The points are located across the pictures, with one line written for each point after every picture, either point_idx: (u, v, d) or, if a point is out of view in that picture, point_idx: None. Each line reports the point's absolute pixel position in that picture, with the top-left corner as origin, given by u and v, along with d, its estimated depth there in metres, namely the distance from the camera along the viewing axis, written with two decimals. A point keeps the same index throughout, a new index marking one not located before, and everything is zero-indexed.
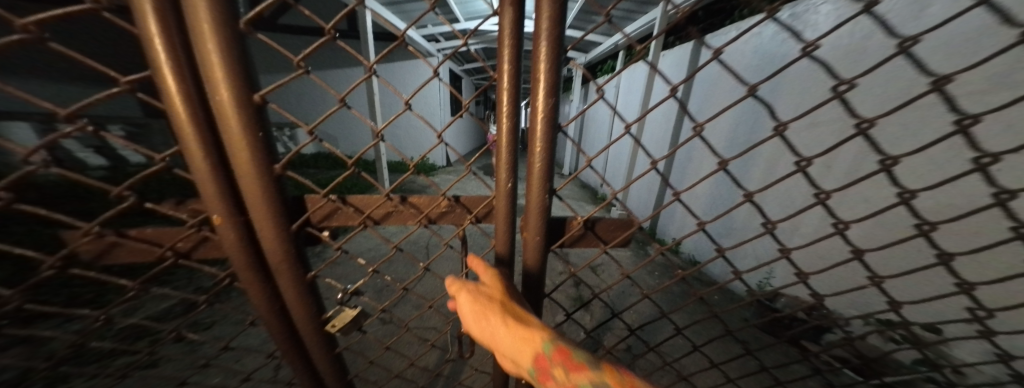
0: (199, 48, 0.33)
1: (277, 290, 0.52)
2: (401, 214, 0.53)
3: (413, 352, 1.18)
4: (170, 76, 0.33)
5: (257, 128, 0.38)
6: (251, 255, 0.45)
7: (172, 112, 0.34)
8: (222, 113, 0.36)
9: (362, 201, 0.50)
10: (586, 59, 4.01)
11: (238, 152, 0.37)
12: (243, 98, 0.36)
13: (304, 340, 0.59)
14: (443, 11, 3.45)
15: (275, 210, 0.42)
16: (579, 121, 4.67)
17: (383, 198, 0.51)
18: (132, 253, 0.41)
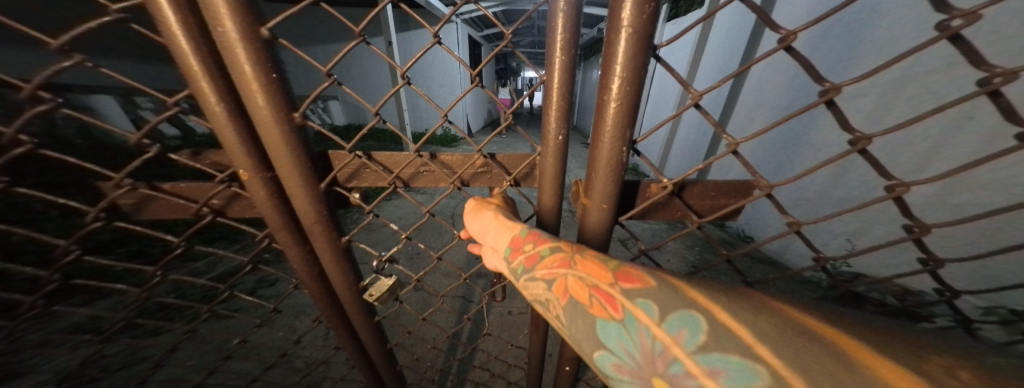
0: None
1: (313, 254, 0.50)
2: (433, 175, 0.48)
3: (450, 322, 1.23)
4: (165, 2, 0.28)
5: (269, 68, 0.33)
6: (284, 215, 0.43)
7: (177, 51, 0.30)
8: (228, 48, 0.31)
9: (391, 159, 0.45)
10: None
11: (253, 98, 0.33)
12: (248, 30, 0.30)
13: (344, 306, 0.60)
14: None
15: (301, 166, 0.39)
16: None
17: (413, 156, 0.46)
18: (170, 208, 0.40)
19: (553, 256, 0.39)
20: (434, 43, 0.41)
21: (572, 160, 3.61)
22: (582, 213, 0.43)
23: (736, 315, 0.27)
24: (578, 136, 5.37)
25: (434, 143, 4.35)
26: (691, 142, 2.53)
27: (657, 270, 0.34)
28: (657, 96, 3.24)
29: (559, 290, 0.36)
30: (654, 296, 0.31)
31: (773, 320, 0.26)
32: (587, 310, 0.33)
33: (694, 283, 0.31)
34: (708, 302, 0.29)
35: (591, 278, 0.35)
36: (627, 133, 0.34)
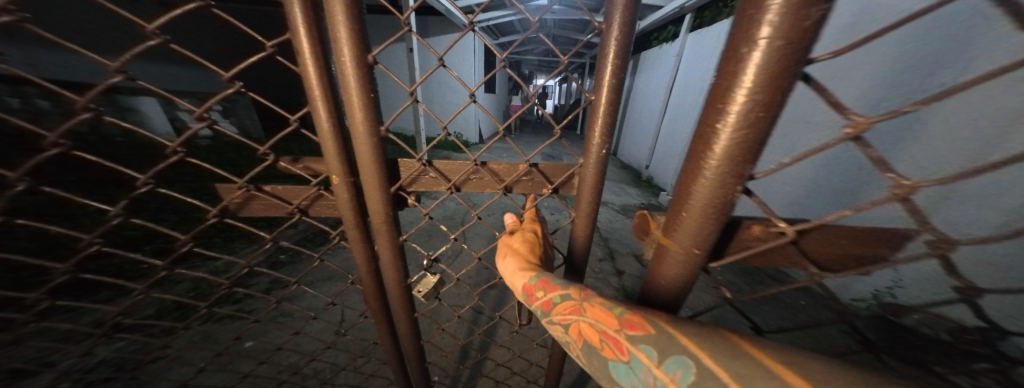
0: (326, 6, 0.33)
1: (374, 252, 0.56)
2: (481, 182, 0.54)
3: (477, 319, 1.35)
4: (304, 38, 0.34)
5: (370, 88, 0.38)
6: (358, 215, 0.48)
7: (302, 73, 0.36)
8: (342, 72, 0.37)
9: (448, 167, 0.51)
10: None
11: (355, 113, 0.39)
12: (361, 55, 0.36)
13: (391, 301, 0.64)
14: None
15: (382, 171, 0.44)
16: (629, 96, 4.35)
17: (468, 164, 0.51)
18: (264, 209, 0.46)
19: (566, 305, 0.45)
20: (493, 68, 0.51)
21: None
22: (658, 252, 0.43)
23: (726, 368, 0.32)
24: None
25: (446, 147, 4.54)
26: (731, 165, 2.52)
27: (661, 318, 0.39)
28: None
29: (574, 333, 0.44)
30: (655, 343, 0.36)
31: (752, 368, 0.31)
32: (599, 352, 0.40)
33: (685, 332, 0.36)
34: (697, 348, 0.34)
35: (600, 324, 0.41)
36: (750, 169, 0.32)
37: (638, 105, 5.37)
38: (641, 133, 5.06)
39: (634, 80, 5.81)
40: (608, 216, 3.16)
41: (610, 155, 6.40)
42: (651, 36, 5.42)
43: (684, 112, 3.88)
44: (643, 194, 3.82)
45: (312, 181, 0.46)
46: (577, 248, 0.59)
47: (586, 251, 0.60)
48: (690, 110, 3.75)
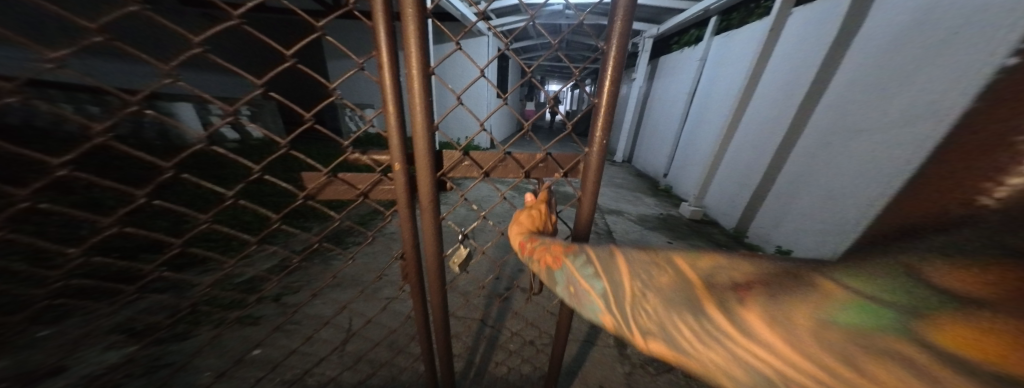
0: (402, 34, 0.48)
1: (417, 228, 0.68)
2: (505, 168, 0.67)
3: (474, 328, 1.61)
4: (386, 61, 0.49)
5: (428, 94, 0.53)
6: (409, 195, 0.61)
7: (381, 83, 0.50)
8: (410, 83, 0.51)
9: (482, 156, 0.65)
10: None
11: (414, 111, 0.53)
12: (423, 66, 0.51)
13: (426, 276, 0.75)
14: None
15: (430, 159, 0.57)
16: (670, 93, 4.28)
17: (497, 153, 0.65)
18: (335, 190, 0.64)
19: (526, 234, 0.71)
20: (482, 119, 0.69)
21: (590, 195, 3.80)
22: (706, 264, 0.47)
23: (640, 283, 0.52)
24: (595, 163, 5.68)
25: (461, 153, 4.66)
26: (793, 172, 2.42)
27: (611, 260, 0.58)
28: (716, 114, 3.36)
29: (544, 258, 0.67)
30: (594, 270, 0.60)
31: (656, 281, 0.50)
32: (551, 266, 0.66)
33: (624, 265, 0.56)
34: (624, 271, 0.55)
35: (554, 253, 0.65)
36: None
37: (658, 112, 5.33)
38: (661, 141, 5.03)
39: (653, 86, 5.76)
40: (624, 226, 3.20)
41: (628, 162, 6.37)
42: (671, 41, 5.35)
43: (708, 121, 3.84)
44: (661, 204, 3.82)
45: (376, 167, 0.65)
46: (581, 236, 0.75)
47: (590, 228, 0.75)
48: (714, 118, 3.71)
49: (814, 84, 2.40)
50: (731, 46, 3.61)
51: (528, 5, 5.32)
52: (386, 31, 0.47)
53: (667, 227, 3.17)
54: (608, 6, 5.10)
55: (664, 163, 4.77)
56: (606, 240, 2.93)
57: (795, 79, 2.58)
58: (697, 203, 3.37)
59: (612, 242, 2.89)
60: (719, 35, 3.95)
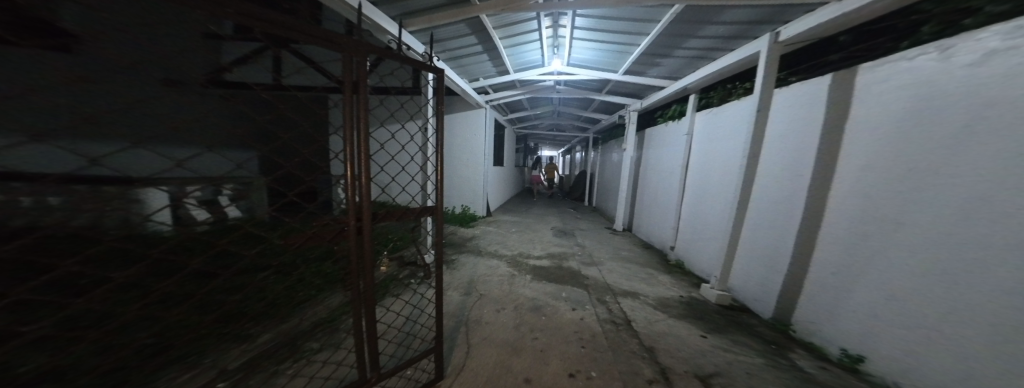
0: (355, 134, 1.48)
1: (354, 232, 1.54)
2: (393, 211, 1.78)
3: None
4: (348, 140, 1.45)
5: (364, 153, 1.48)
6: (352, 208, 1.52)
7: (347, 155, 1.45)
8: (359, 150, 1.47)
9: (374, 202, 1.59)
10: (642, 47, 3.94)
11: (361, 163, 1.47)
12: (362, 149, 1.47)
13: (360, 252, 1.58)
14: (504, 27, 3.72)
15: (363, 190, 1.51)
16: (687, 166, 4.48)
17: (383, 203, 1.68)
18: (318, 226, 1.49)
19: None
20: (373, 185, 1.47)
21: (595, 277, 3.59)
22: None
23: None
24: (593, 235, 5.56)
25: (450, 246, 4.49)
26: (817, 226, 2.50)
27: None
28: (724, 190, 3.60)
29: None
30: None
31: None
32: None
33: None
34: None
35: None
36: None
37: (654, 180, 5.46)
38: (663, 211, 5.00)
39: (643, 154, 6.08)
40: (644, 313, 2.83)
41: (629, 230, 6.27)
42: (655, 115, 5.83)
43: (707, 194, 3.93)
44: (678, 285, 3.58)
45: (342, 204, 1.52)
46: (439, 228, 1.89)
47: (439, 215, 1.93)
48: (714, 195, 3.78)
49: (819, 167, 2.54)
50: (717, 123, 3.90)
51: (525, 81, 5.83)
52: (348, 133, 1.45)
53: (695, 316, 2.83)
54: (596, 84, 5.72)
55: (670, 234, 4.67)
56: (629, 334, 2.50)
57: (799, 160, 2.72)
58: (721, 286, 3.21)
59: (637, 337, 2.45)
60: (701, 111, 4.34)
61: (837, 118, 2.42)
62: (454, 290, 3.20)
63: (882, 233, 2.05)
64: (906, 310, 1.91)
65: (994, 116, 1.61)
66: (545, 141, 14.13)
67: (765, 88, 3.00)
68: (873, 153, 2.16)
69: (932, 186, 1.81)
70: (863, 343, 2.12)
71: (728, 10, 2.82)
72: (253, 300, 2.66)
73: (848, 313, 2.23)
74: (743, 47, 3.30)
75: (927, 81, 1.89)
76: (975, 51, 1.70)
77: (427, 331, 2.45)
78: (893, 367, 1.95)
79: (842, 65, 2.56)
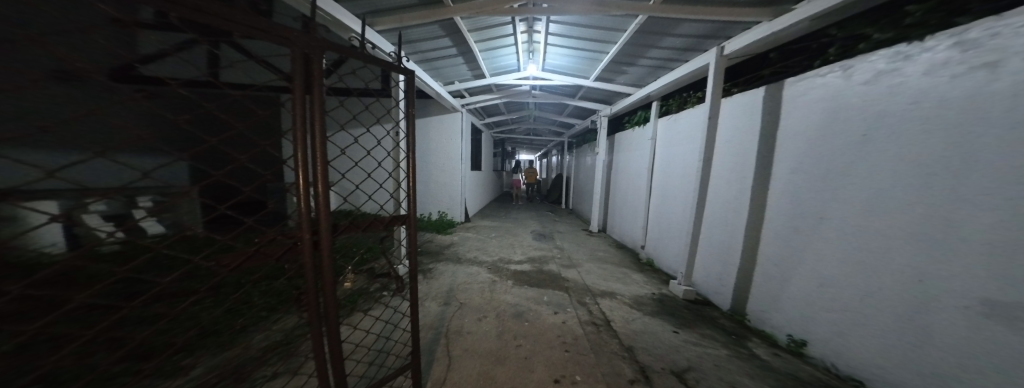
0: (313, 138, 1.34)
1: (313, 247, 1.38)
2: (359, 223, 1.66)
3: None
4: (301, 143, 1.30)
5: (323, 159, 1.35)
6: (309, 221, 1.35)
7: (299, 159, 1.29)
8: (318, 156, 1.34)
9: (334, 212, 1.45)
10: (609, 56, 4.11)
11: (319, 169, 1.34)
12: (320, 155, 1.34)
13: (320, 270, 1.42)
14: (478, 31, 3.68)
15: (323, 199, 1.36)
16: (652, 170, 4.76)
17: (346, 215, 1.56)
18: (264, 241, 1.31)
19: None
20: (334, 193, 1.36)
21: (575, 280, 3.67)
22: None
23: None
24: (571, 237, 5.69)
25: (426, 255, 4.33)
26: (762, 225, 2.78)
27: None
28: (683, 192, 3.88)
29: None
30: None
31: None
32: None
33: None
34: None
35: None
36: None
37: (624, 183, 5.72)
38: (633, 212, 5.25)
39: (614, 158, 6.36)
40: (622, 313, 2.94)
41: (604, 232, 6.51)
42: (624, 121, 6.13)
43: (670, 196, 4.21)
44: (651, 283, 3.77)
45: (294, 216, 1.35)
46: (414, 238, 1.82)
47: (414, 224, 1.87)
48: (677, 197, 4.04)
49: (760, 169, 2.85)
50: (676, 129, 4.20)
51: (501, 86, 5.81)
52: (301, 136, 1.29)
53: (667, 313, 2.99)
54: (570, 89, 5.88)
55: (640, 234, 4.92)
56: (609, 334, 2.57)
57: (744, 164, 3.02)
58: (687, 282, 3.43)
59: (617, 337, 2.53)
60: (662, 118, 4.65)
61: (774, 126, 2.74)
62: (430, 300, 3.07)
63: (812, 228, 2.34)
64: (836, 296, 2.17)
65: (886, 125, 1.93)
66: (523, 144, 14.27)
67: (714, 97, 3.27)
68: (802, 159, 2.46)
69: (850, 187, 2.11)
70: (805, 328, 2.37)
71: (684, 23, 3.03)
72: (179, 329, 2.30)
73: (790, 301, 2.48)
74: (697, 59, 3.58)
75: (840, 96, 2.20)
76: (869, 71, 2.04)
77: (402, 347, 2.30)
78: (828, 348, 2.20)
79: (775, 78, 2.98)
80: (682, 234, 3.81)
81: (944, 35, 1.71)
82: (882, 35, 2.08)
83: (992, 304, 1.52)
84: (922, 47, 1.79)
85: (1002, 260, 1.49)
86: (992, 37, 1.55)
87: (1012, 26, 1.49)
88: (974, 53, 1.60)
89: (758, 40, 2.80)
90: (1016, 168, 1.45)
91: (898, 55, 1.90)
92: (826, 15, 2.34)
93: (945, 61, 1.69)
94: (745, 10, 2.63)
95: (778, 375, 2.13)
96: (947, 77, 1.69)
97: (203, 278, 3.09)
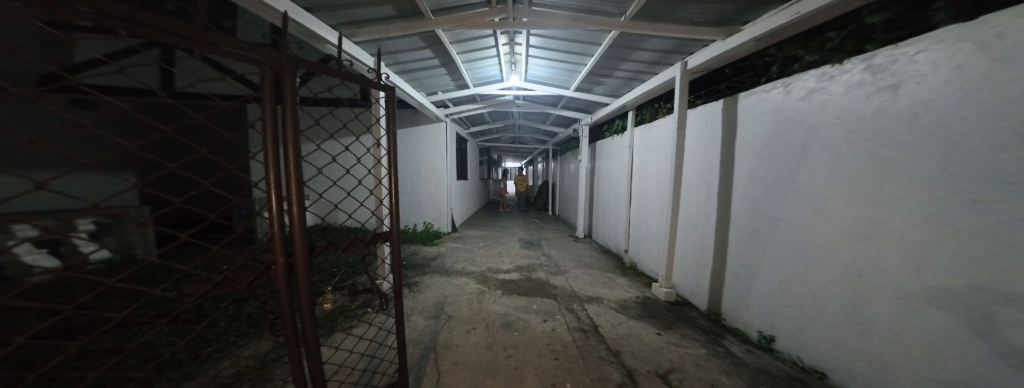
0: (286, 157, 1.33)
1: (287, 269, 1.34)
2: (339, 242, 1.64)
3: None
4: (272, 163, 1.28)
5: (298, 179, 1.34)
6: (283, 243, 1.32)
7: (271, 179, 1.27)
8: (291, 176, 1.33)
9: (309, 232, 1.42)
10: (587, 67, 4.28)
11: (294, 188, 1.33)
12: (294, 174, 1.33)
13: (296, 293, 1.38)
14: (460, 42, 3.75)
15: (297, 219, 1.35)
16: (631, 176, 4.96)
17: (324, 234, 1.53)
18: (232, 266, 1.26)
19: None
20: (308, 211, 1.34)
21: (562, 286, 3.73)
22: None
23: None
24: (558, 244, 5.77)
25: (411, 267, 4.26)
26: (728, 228, 2.98)
27: None
28: (659, 198, 4.08)
29: None
30: None
31: None
32: None
33: None
34: None
35: None
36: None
37: (606, 189, 5.91)
38: (615, 217, 5.43)
39: (596, 165, 6.57)
40: (607, 317, 3.03)
41: (590, 237, 6.66)
42: (603, 129, 6.36)
43: (648, 202, 4.40)
44: (634, 286, 3.90)
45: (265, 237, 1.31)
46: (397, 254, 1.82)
47: (397, 240, 1.87)
48: (653, 202, 4.23)
49: (722, 176, 3.07)
50: (650, 138, 4.42)
51: (485, 96, 5.89)
52: (272, 156, 1.28)
53: (650, 315, 3.11)
54: (552, 99, 6.05)
55: (622, 238, 5.09)
56: (597, 339, 2.63)
57: (710, 170, 3.24)
58: (667, 284, 3.57)
59: (604, 342, 2.59)
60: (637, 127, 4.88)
61: (732, 136, 2.97)
62: (416, 313, 3.02)
63: (769, 229, 2.56)
64: (794, 293, 2.34)
65: (821, 136, 2.18)
66: (509, 152, 14.43)
67: (681, 107, 3.45)
68: (757, 167, 2.69)
69: (800, 191, 2.33)
70: (771, 324, 2.53)
71: (651, 39, 3.24)
72: (127, 364, 2.10)
73: (757, 299, 2.64)
74: (664, 72, 3.82)
75: (785, 110, 2.45)
76: (804, 88, 2.32)
77: (388, 365, 2.25)
78: (793, 342, 2.35)
79: (730, 92, 3.26)
80: (660, 238, 3.98)
81: (858, 59, 1.99)
82: (811, 57, 2.38)
83: (918, 293, 1.71)
84: (841, 69, 2.08)
85: (921, 254, 1.69)
86: (893, 63, 1.83)
87: (906, 54, 1.77)
88: (881, 76, 1.87)
89: (714, 58, 3.06)
90: (925, 173, 1.68)
91: (825, 75, 2.19)
92: (768, 36, 2.63)
93: (860, 82, 1.97)
94: (702, 29, 2.86)
95: (751, 371, 2.26)
96: (862, 96, 1.95)
97: (160, 306, 2.87)
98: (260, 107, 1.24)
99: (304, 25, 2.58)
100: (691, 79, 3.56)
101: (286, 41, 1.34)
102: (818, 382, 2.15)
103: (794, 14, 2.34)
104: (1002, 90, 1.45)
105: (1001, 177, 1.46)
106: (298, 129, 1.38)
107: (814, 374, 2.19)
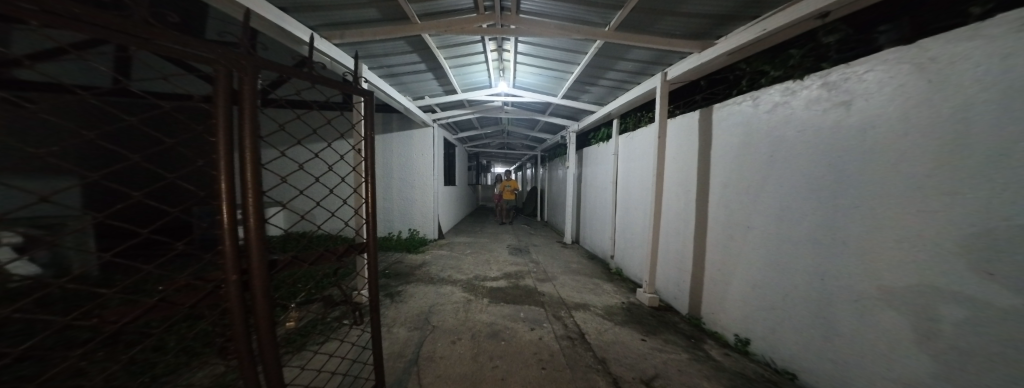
0: (242, 168, 1.26)
1: (239, 290, 1.27)
2: (307, 255, 1.59)
3: None
4: (224, 174, 1.19)
5: (257, 191, 1.27)
6: (235, 260, 1.25)
7: (222, 192, 1.19)
8: (249, 187, 1.27)
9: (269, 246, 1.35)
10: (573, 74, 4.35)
11: (251, 200, 1.27)
12: (254, 184, 1.27)
13: (255, 310, 1.32)
14: (447, 47, 3.71)
15: (255, 234, 1.28)
16: (616, 183, 5.09)
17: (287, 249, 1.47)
18: (173, 285, 1.17)
19: None
20: (268, 224, 1.29)
21: (550, 293, 3.73)
22: None
23: None
24: (546, 250, 5.80)
25: (394, 277, 4.14)
26: (705, 233, 3.09)
27: None
28: (642, 205, 4.19)
29: None
30: None
31: None
32: None
33: None
34: None
35: None
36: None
37: (593, 196, 6.01)
38: (601, 223, 5.53)
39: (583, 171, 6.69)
40: (594, 324, 3.04)
41: (577, 243, 6.73)
42: (590, 137, 6.50)
43: (631, 209, 4.51)
44: (619, 292, 3.96)
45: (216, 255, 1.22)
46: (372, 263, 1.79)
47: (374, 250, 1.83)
48: (636, 208, 4.35)
49: (697, 185, 3.23)
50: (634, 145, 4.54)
51: (473, 101, 5.88)
52: (224, 167, 1.20)
53: (634, 320, 3.17)
54: (540, 106, 6.10)
55: (608, 244, 5.18)
56: (584, 347, 2.64)
57: (688, 178, 3.36)
58: (650, 289, 3.66)
59: (591, 349, 2.60)
60: (622, 135, 5.02)
61: (708, 145, 3.10)
62: (398, 326, 2.91)
63: (742, 235, 2.67)
64: (766, 297, 2.45)
65: (786, 148, 2.32)
66: (498, 158, 14.48)
67: (661, 116, 3.55)
68: (728, 174, 2.84)
69: (766, 199, 2.46)
70: (748, 329, 2.61)
71: (633, 50, 3.34)
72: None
73: (734, 303, 2.73)
74: (645, 82, 3.94)
75: (752, 121, 2.61)
76: (769, 102, 2.47)
77: (365, 382, 2.18)
78: (766, 345, 2.45)
79: (706, 103, 3.42)
80: (644, 243, 4.09)
81: (816, 76, 2.14)
82: (776, 72, 2.52)
83: (872, 297, 1.82)
84: (802, 85, 2.22)
85: (874, 259, 1.81)
86: (845, 80, 1.96)
87: (857, 72, 1.91)
88: (835, 92, 2.01)
89: (689, 70, 3.20)
90: (875, 184, 1.80)
91: (787, 89, 2.33)
92: (738, 51, 2.78)
93: (817, 97, 2.11)
94: (679, 42, 2.98)
95: (729, 375, 2.33)
96: (820, 111, 2.09)
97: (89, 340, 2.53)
98: (213, 111, 1.17)
99: (278, 25, 2.47)
100: (670, 89, 3.70)
101: (247, 42, 1.28)
102: (789, 383, 2.24)
103: (761, 31, 2.48)
104: (936, 107, 1.58)
105: (939, 187, 1.57)
106: (258, 135, 1.32)
107: (786, 376, 2.27)
